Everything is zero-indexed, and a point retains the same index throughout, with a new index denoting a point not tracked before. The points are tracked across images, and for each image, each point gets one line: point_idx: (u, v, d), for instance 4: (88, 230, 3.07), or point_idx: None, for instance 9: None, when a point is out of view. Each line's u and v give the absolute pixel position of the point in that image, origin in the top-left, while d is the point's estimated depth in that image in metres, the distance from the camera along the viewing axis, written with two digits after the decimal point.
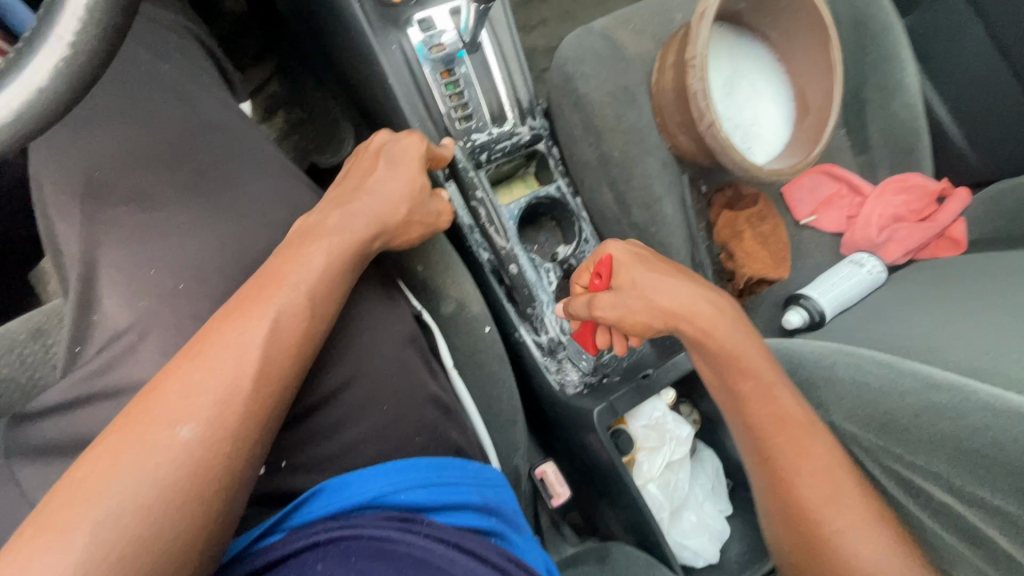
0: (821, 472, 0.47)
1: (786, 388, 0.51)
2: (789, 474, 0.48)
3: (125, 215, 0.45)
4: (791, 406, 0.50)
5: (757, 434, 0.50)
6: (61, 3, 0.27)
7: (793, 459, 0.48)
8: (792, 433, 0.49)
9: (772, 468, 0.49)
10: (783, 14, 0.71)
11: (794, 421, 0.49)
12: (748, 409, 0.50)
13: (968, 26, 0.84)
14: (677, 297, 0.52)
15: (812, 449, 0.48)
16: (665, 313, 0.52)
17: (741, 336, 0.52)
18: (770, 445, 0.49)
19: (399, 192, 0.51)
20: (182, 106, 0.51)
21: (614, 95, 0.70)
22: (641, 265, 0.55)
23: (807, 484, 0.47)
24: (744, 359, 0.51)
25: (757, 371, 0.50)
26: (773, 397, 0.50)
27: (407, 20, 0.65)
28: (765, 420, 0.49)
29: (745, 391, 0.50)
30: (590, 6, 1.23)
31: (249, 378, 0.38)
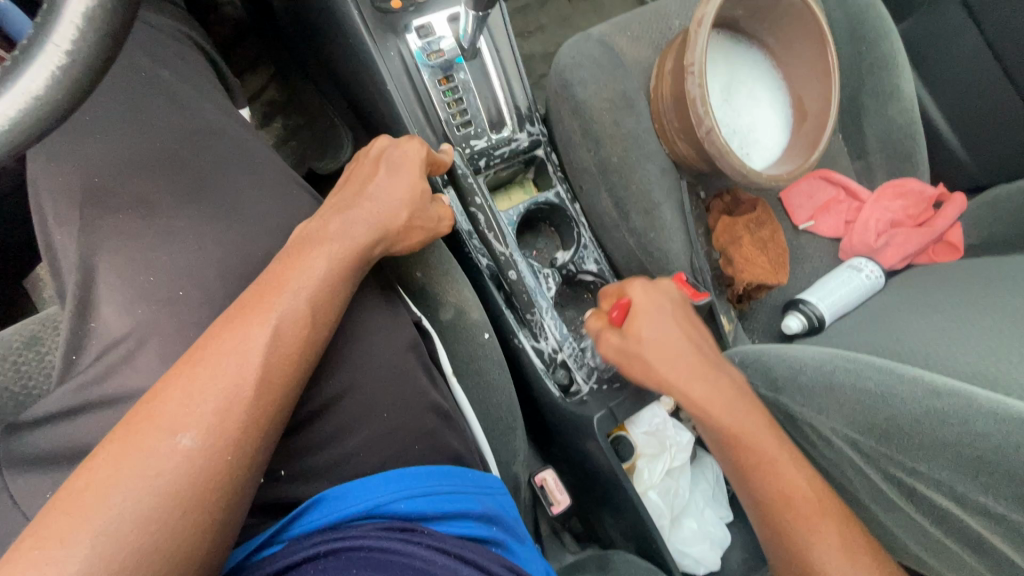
0: (836, 546, 0.48)
1: (789, 458, 0.51)
2: (806, 547, 0.49)
3: (123, 221, 0.45)
4: (795, 477, 0.50)
5: (766, 509, 0.51)
6: (57, 10, 0.27)
7: (803, 533, 0.49)
8: (800, 512, 0.49)
9: (787, 543, 0.50)
10: (781, 20, 0.72)
11: (800, 497, 0.50)
12: (755, 486, 0.51)
13: (963, 31, 0.84)
14: (672, 369, 0.53)
15: (822, 522, 0.49)
16: (657, 375, 0.53)
17: (736, 408, 0.53)
18: (784, 522, 0.50)
19: (400, 198, 0.51)
20: (181, 112, 0.50)
21: (613, 100, 0.70)
22: (649, 323, 0.55)
23: (825, 565, 0.47)
24: (744, 435, 0.52)
25: (760, 445, 0.51)
26: (776, 472, 0.51)
27: (405, 27, 0.65)
28: (772, 497, 0.50)
29: (749, 466, 0.51)
30: (588, 12, 1.23)
31: (249, 386, 0.38)
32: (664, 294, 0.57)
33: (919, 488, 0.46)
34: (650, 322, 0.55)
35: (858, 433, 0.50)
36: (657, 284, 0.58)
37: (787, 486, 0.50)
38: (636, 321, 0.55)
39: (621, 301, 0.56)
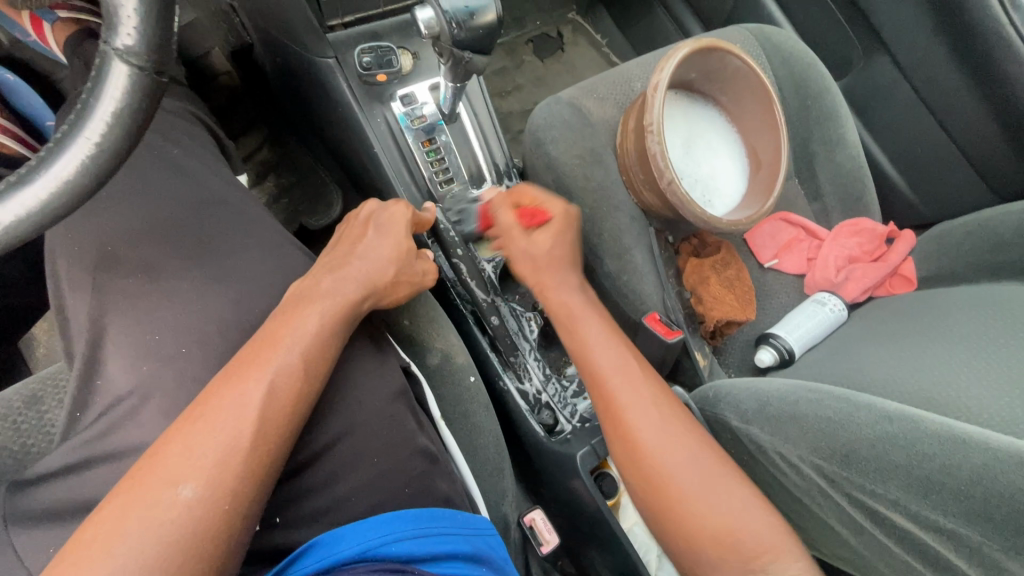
0: (648, 404, 0.54)
1: (626, 344, 0.59)
2: (620, 402, 0.54)
3: (131, 284, 0.48)
4: (631, 354, 0.57)
5: (598, 375, 0.56)
6: (90, 110, 0.31)
7: (629, 397, 0.54)
8: (627, 377, 0.55)
9: (611, 407, 0.54)
10: (732, 82, 0.80)
11: (625, 367, 0.56)
12: (590, 355, 0.57)
13: (897, 87, 0.93)
14: (556, 270, 0.64)
15: (647, 389, 0.55)
16: (542, 272, 0.63)
17: (590, 307, 0.62)
18: (611, 383, 0.55)
19: (388, 255, 0.55)
20: (183, 181, 0.54)
21: (583, 157, 0.77)
22: (557, 233, 0.65)
23: (642, 420, 0.53)
24: (581, 320, 0.60)
25: (599, 328, 0.59)
26: (608, 350, 0.57)
27: (390, 96, 0.71)
28: (604, 364, 0.56)
29: (585, 341, 0.58)
30: (560, 73, 1.34)
31: (247, 437, 0.40)
32: (570, 213, 0.67)
33: (879, 510, 0.48)
34: (544, 235, 0.65)
35: (821, 459, 0.52)
36: (570, 211, 0.67)
37: (617, 359, 0.57)
38: (539, 231, 0.65)
39: (541, 213, 0.65)
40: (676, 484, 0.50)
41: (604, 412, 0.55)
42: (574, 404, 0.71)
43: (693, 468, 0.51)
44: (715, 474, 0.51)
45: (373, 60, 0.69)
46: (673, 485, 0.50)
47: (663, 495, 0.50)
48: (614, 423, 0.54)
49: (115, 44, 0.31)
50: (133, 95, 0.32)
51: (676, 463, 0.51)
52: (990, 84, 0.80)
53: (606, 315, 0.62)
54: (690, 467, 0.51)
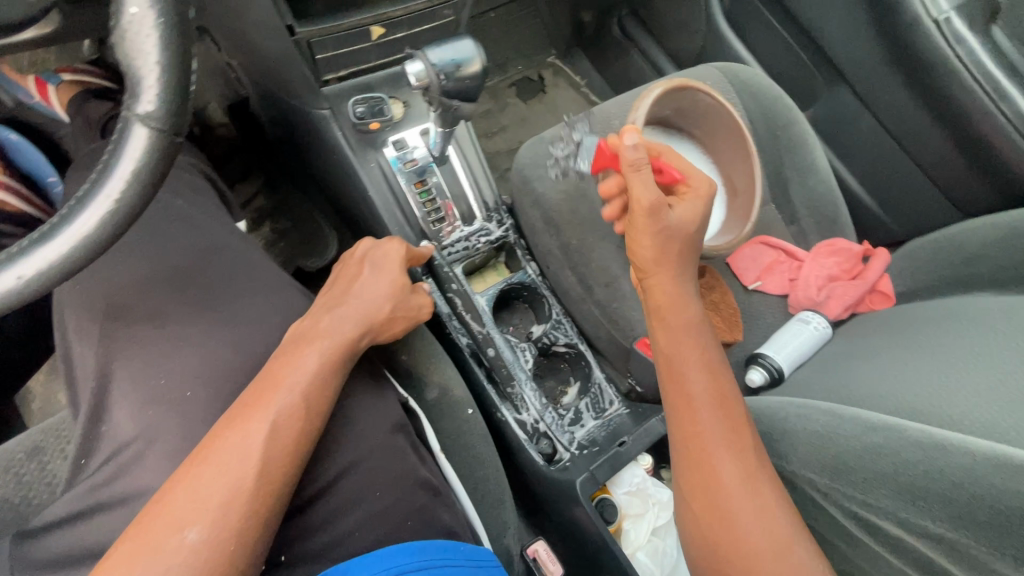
0: (724, 424, 0.53)
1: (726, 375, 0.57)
2: (697, 418, 0.53)
3: (137, 331, 0.50)
4: (722, 372, 0.56)
5: (690, 400, 0.54)
6: (110, 170, 0.34)
7: (715, 427, 0.53)
8: (718, 407, 0.54)
9: (693, 435, 0.53)
10: (703, 117, 0.84)
11: (721, 397, 0.54)
12: (686, 381, 0.55)
13: (861, 116, 0.99)
14: (671, 284, 0.60)
15: (725, 412, 0.54)
16: (664, 259, 0.60)
17: (695, 329, 0.59)
18: (700, 410, 0.54)
19: (383, 292, 0.56)
20: (185, 229, 0.56)
21: (568, 192, 0.81)
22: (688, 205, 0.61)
23: (723, 451, 0.52)
24: (675, 340, 0.58)
25: (699, 353, 0.57)
26: (705, 375, 0.56)
27: (383, 142, 0.75)
28: (698, 391, 0.55)
29: (681, 364, 0.56)
30: (544, 113, 1.40)
31: (250, 479, 0.41)
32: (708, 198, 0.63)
33: (874, 520, 0.50)
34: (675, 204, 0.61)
35: (814, 471, 0.54)
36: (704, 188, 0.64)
37: (713, 387, 0.55)
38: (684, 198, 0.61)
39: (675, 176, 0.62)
40: (733, 509, 0.50)
41: (683, 436, 0.54)
42: (572, 433, 0.73)
43: (753, 498, 0.50)
44: (772, 509, 0.50)
45: (366, 109, 0.72)
46: (730, 504, 0.50)
47: (721, 530, 0.50)
48: (691, 449, 0.53)
49: (136, 110, 0.34)
50: (149, 153, 0.35)
51: (739, 488, 0.50)
52: (944, 111, 0.86)
53: (711, 341, 0.59)
54: (751, 496, 0.50)
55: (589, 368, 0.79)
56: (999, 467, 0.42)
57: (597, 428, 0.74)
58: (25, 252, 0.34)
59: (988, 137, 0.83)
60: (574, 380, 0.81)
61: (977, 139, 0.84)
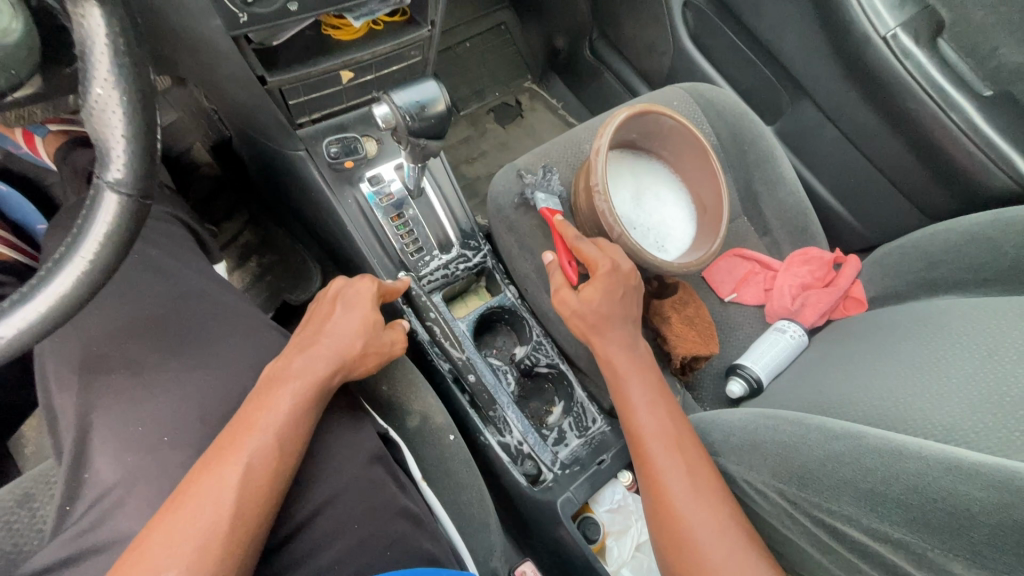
0: (685, 472, 0.56)
1: (673, 407, 0.62)
2: (659, 466, 0.57)
3: (118, 378, 0.51)
4: (672, 415, 0.61)
5: (640, 436, 0.59)
6: (83, 234, 0.37)
7: (665, 457, 0.57)
8: (665, 437, 0.58)
9: (648, 467, 0.57)
10: (669, 139, 0.87)
11: (669, 429, 0.59)
12: (635, 418, 0.61)
13: (824, 128, 1.02)
14: (613, 332, 0.66)
15: (684, 457, 0.57)
16: (599, 321, 0.65)
17: (640, 368, 0.64)
18: (650, 442, 0.58)
19: (355, 329, 0.58)
20: (163, 276, 0.58)
21: (541, 216, 0.83)
22: (599, 294, 0.65)
23: (676, 479, 0.55)
24: (623, 382, 0.63)
25: (644, 390, 0.62)
26: (653, 412, 0.61)
27: (359, 178, 0.78)
28: (647, 425, 0.60)
29: (630, 403, 0.62)
30: (522, 136, 1.44)
31: (226, 520, 0.42)
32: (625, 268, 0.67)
33: (842, 528, 0.51)
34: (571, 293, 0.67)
35: (780, 481, 0.56)
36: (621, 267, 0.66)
37: (661, 421, 0.60)
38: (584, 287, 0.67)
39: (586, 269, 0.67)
40: (706, 554, 0.51)
41: (641, 469, 0.59)
42: (555, 452, 0.75)
43: (723, 541, 0.52)
44: (744, 552, 0.51)
45: (340, 149, 0.75)
46: (687, 529, 0.53)
47: (682, 555, 0.53)
48: (648, 480, 0.57)
49: (106, 177, 0.37)
50: (121, 216, 0.37)
51: (703, 529, 0.53)
52: (901, 122, 0.89)
53: (657, 377, 0.64)
54: (717, 535, 0.52)
55: (571, 387, 0.80)
56: (951, 471, 0.45)
57: (580, 446, 0.76)
58: (2, 313, 0.36)
59: (944, 145, 0.86)
60: (558, 400, 0.81)
61: (933, 147, 0.87)
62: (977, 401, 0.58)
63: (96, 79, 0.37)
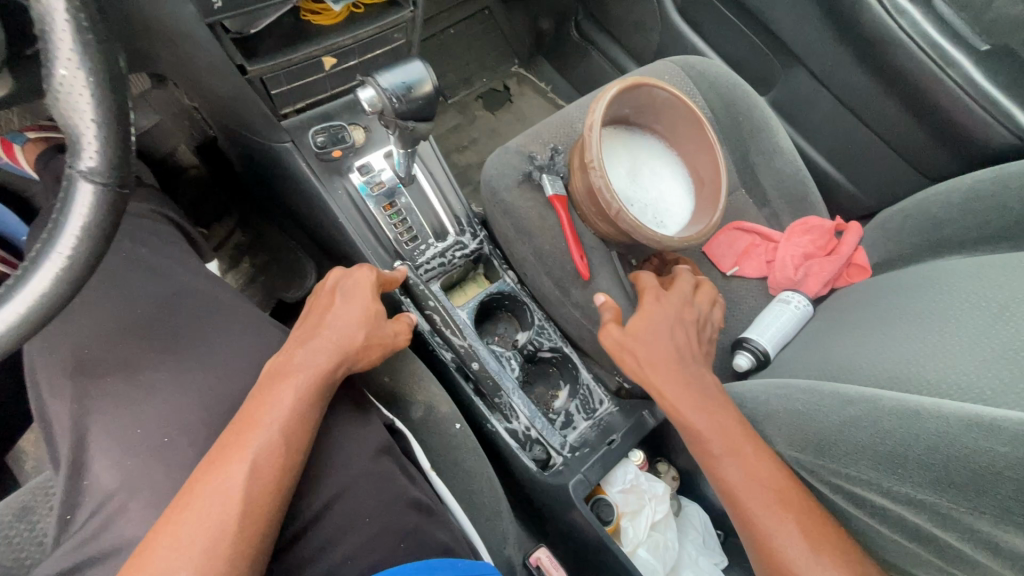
0: (759, 487, 0.53)
1: (756, 444, 0.56)
2: (760, 521, 0.52)
3: (111, 383, 0.50)
4: (758, 456, 0.55)
5: (731, 491, 0.54)
6: (59, 228, 0.35)
7: (764, 514, 0.52)
8: (758, 487, 0.53)
9: (749, 526, 0.52)
10: (663, 112, 0.86)
11: (759, 476, 0.53)
12: (719, 472, 0.55)
13: (819, 95, 1.00)
14: (672, 369, 0.60)
15: (786, 505, 0.52)
16: (654, 360, 0.60)
17: (709, 405, 0.58)
18: (745, 497, 0.53)
19: (357, 320, 0.55)
20: (150, 276, 0.56)
21: (537, 198, 0.81)
22: (648, 327, 0.62)
23: (784, 538, 0.50)
24: (697, 427, 0.57)
25: (723, 432, 0.56)
26: (737, 458, 0.54)
27: (348, 168, 0.76)
28: (734, 478, 0.54)
29: (709, 453, 0.56)
30: (512, 122, 1.42)
31: (233, 521, 0.41)
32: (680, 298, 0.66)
33: (857, 492, 0.51)
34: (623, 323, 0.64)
35: (797, 451, 0.55)
36: (672, 300, 0.65)
37: (748, 467, 0.54)
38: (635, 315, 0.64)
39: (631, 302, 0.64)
40: (800, 573, 0.49)
41: (742, 526, 0.53)
42: (563, 436, 0.74)
43: None
44: None
45: (326, 138, 0.73)
46: None
47: None
48: (754, 539, 0.52)
49: (79, 167, 0.36)
50: (98, 207, 0.36)
51: None
52: (898, 84, 0.88)
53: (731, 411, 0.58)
54: None
55: (576, 369, 0.79)
56: (971, 426, 0.44)
57: (588, 428, 0.75)
58: None
59: (943, 104, 0.84)
60: (564, 384, 0.81)
61: (933, 107, 0.86)
62: (988, 357, 0.57)
63: (60, 61, 0.35)
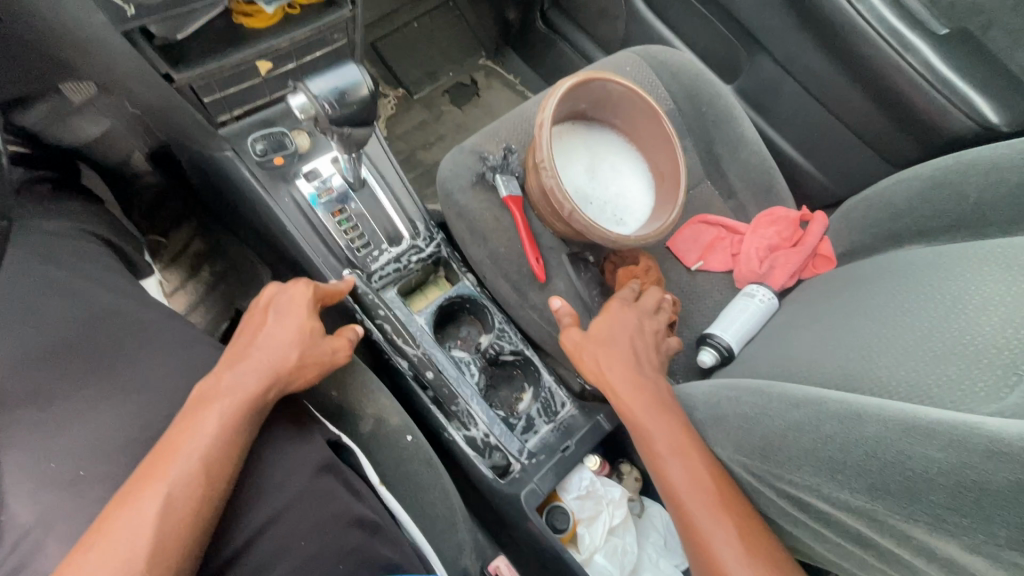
0: (702, 489, 0.53)
1: (704, 451, 0.57)
2: (701, 526, 0.52)
3: (25, 413, 0.47)
4: (705, 463, 0.55)
5: (676, 498, 0.54)
6: None
7: (705, 518, 0.52)
8: (701, 493, 0.53)
9: (691, 531, 0.53)
10: (620, 107, 0.84)
11: (704, 480, 0.54)
12: (666, 477, 0.55)
13: (783, 82, 0.99)
14: (626, 372, 0.61)
15: (728, 512, 0.53)
16: (609, 364, 0.62)
17: (660, 409, 0.59)
18: (689, 502, 0.53)
19: (290, 340, 0.54)
20: (76, 299, 0.54)
21: (491, 200, 0.79)
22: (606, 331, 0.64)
23: (722, 544, 0.51)
24: (646, 432, 0.58)
25: (672, 438, 0.56)
26: (685, 463, 0.55)
27: (295, 174, 0.74)
28: (681, 482, 0.54)
29: (658, 459, 0.56)
30: (480, 116, 1.39)
31: (145, 558, 0.40)
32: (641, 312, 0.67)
33: (801, 497, 0.50)
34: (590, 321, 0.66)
35: (744, 456, 0.54)
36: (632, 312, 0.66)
37: (694, 472, 0.55)
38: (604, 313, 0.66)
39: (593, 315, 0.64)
40: None
41: (686, 534, 0.53)
42: (523, 442, 0.72)
43: None
44: None
45: (267, 146, 0.72)
46: None
47: None
48: (695, 544, 0.52)
49: None
50: None
51: None
52: (857, 71, 0.86)
53: (682, 419, 0.59)
54: None
55: (538, 371, 0.78)
56: (907, 432, 0.43)
57: (550, 433, 0.73)
58: None
59: (902, 91, 0.83)
60: (528, 386, 0.79)
61: (894, 94, 0.84)
62: (939, 354, 0.56)
63: None
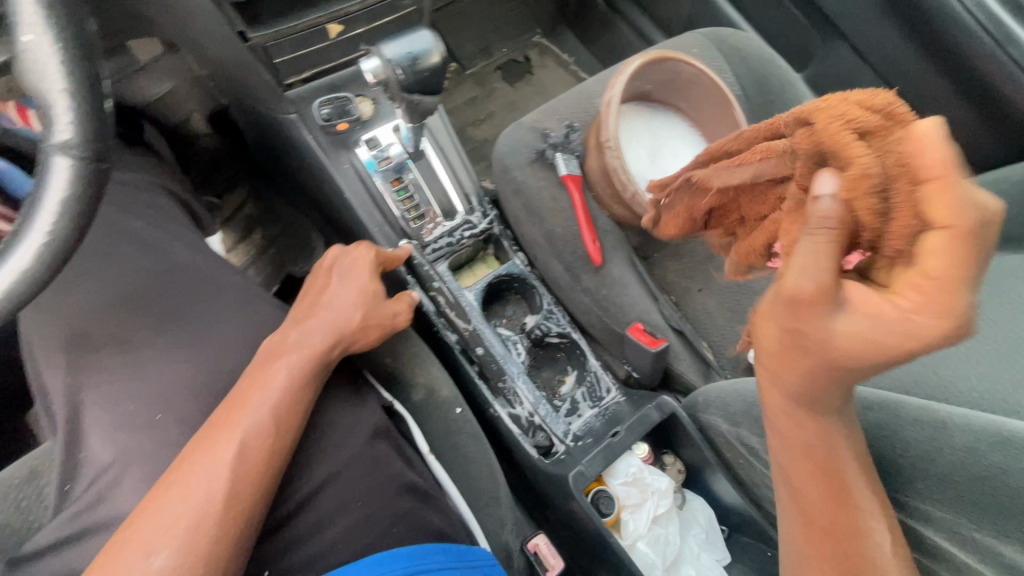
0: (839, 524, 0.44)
1: (862, 483, 0.45)
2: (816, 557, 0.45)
3: (107, 356, 0.49)
4: (855, 498, 0.44)
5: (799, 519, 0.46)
6: (38, 206, 0.36)
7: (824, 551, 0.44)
8: (832, 526, 0.44)
9: (805, 554, 0.46)
10: (688, 89, 0.80)
11: (844, 512, 0.44)
12: (798, 495, 0.46)
13: (860, 73, 0.93)
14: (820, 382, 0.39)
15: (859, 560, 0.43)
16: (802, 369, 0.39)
17: (822, 423, 0.43)
18: (811, 529, 0.45)
19: (353, 300, 0.55)
20: (152, 250, 0.56)
21: (550, 178, 0.77)
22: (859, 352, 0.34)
23: None
24: (797, 441, 0.44)
25: (825, 460, 0.44)
26: (829, 490, 0.44)
27: (355, 142, 0.74)
28: (812, 507, 0.45)
29: (795, 473, 0.46)
30: (531, 95, 1.36)
31: (219, 498, 0.41)
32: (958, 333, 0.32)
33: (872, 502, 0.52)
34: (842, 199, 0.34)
35: None
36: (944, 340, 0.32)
37: (834, 504, 0.44)
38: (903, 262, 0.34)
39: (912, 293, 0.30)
40: None
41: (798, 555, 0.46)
42: (568, 424, 0.72)
43: None
44: None
45: (332, 110, 0.72)
46: None
47: None
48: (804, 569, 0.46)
49: (53, 141, 0.37)
50: (74, 182, 0.37)
51: None
52: (949, 62, 0.80)
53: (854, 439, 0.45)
54: None
55: (584, 356, 0.77)
56: (1001, 443, 0.43)
57: (594, 417, 0.73)
58: None
59: (999, 86, 0.77)
60: (572, 369, 0.79)
61: (986, 89, 0.79)
62: None
63: (23, 25, 0.36)
